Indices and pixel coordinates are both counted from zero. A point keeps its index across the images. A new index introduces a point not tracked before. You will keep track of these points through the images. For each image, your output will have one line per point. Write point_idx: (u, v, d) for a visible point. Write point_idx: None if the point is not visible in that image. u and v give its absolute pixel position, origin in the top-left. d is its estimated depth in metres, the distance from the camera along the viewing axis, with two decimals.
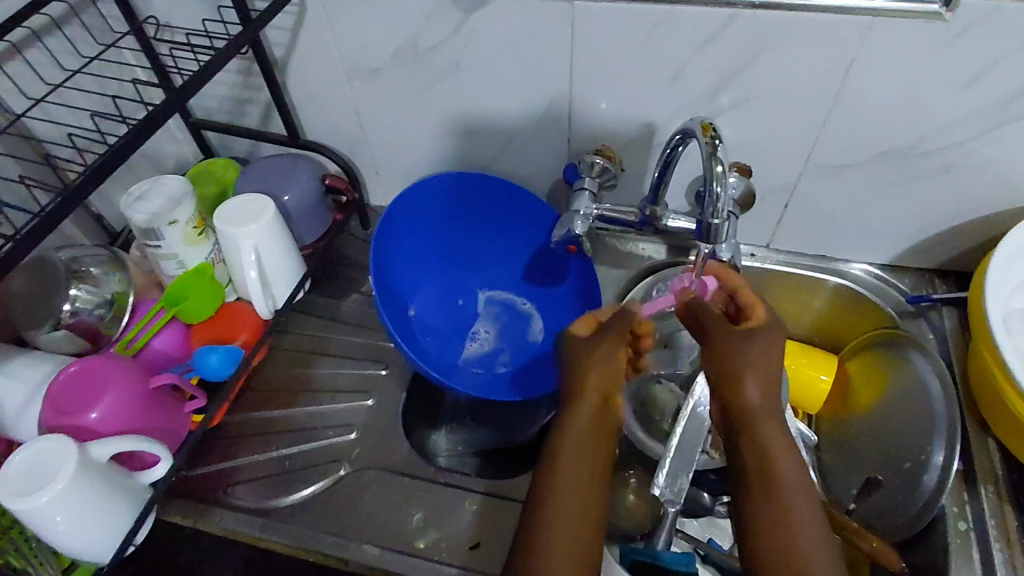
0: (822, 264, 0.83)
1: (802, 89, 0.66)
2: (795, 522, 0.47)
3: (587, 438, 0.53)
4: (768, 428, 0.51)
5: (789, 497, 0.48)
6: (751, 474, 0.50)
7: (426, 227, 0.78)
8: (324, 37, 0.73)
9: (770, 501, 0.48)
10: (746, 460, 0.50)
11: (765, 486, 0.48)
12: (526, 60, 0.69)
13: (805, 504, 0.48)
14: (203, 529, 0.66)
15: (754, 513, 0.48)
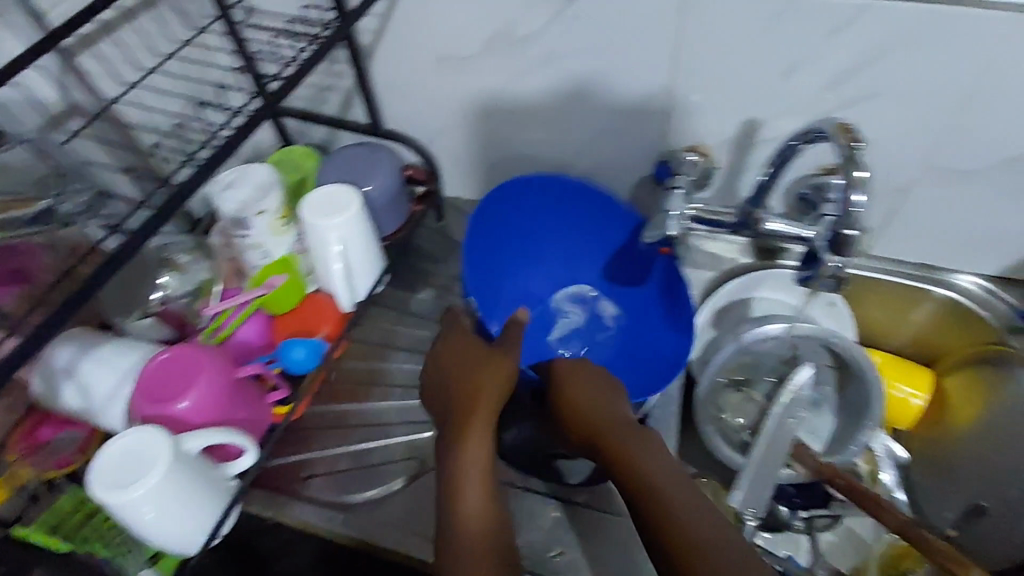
0: (924, 273, 0.77)
1: (931, 90, 0.61)
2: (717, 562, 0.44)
3: (484, 462, 0.56)
4: (645, 467, 0.53)
5: (709, 535, 0.46)
6: (651, 511, 0.49)
7: (505, 226, 0.76)
8: (414, 24, 0.70)
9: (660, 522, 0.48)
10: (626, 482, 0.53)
11: (699, 509, 0.48)
12: (626, 52, 0.66)
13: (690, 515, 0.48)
14: (281, 520, 0.66)
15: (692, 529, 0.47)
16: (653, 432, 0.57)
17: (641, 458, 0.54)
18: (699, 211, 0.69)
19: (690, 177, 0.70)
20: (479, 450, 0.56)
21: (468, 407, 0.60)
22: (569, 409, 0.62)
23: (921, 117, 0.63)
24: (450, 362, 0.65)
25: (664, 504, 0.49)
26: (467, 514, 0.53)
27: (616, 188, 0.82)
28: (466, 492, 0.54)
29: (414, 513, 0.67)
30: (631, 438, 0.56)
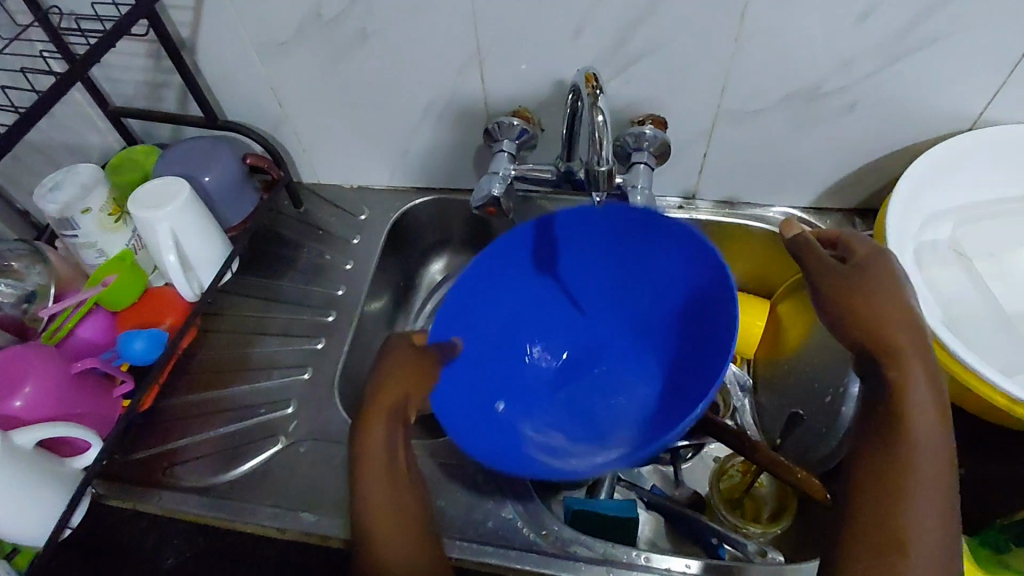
0: (745, 210, 0.83)
1: (704, 37, 0.66)
2: (916, 512, 0.46)
3: (386, 471, 0.54)
4: (924, 409, 0.48)
5: (925, 480, 0.47)
6: (895, 468, 0.48)
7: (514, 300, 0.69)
8: (227, 12, 0.71)
9: (883, 488, 0.47)
10: (896, 445, 0.48)
11: (901, 447, 0.48)
12: (430, 24, 0.69)
13: (929, 484, 0.47)
14: (143, 510, 0.67)
15: (909, 490, 0.47)
16: (932, 365, 0.49)
17: (915, 392, 0.49)
18: (524, 171, 0.73)
19: (513, 141, 0.74)
20: (379, 476, 0.54)
21: (366, 418, 0.56)
22: (843, 306, 0.52)
23: (703, 62, 0.68)
24: (365, 391, 0.58)
25: (931, 501, 0.47)
26: (380, 545, 0.52)
27: (458, 159, 0.85)
28: (381, 534, 0.52)
29: (268, 487, 0.68)
30: (889, 364, 0.50)
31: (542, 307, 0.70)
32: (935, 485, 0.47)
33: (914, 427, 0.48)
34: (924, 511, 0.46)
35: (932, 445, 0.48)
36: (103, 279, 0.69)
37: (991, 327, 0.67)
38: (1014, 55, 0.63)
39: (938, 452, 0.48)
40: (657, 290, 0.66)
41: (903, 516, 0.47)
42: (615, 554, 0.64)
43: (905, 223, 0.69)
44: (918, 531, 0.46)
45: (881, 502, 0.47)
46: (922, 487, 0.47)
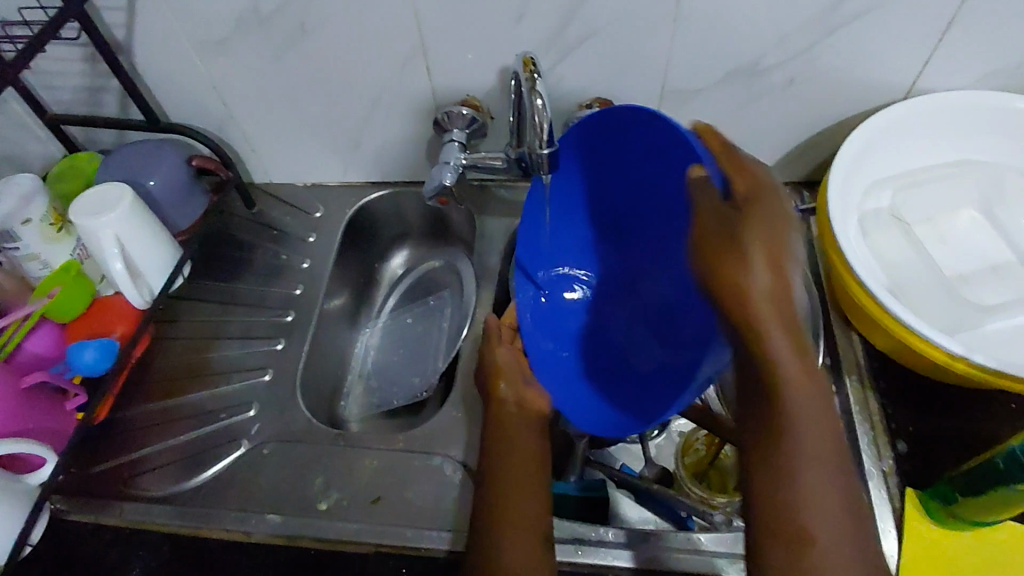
0: None
1: (643, 18, 0.66)
2: (807, 475, 0.42)
3: (531, 459, 0.59)
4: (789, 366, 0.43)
5: (825, 482, 0.42)
6: (813, 429, 0.43)
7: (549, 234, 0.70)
8: (161, 12, 0.70)
9: (772, 442, 0.43)
10: (765, 376, 0.44)
11: (773, 443, 0.43)
12: (370, 15, 0.68)
13: (815, 437, 0.43)
14: (103, 523, 0.66)
15: (775, 444, 0.43)
16: (782, 234, 0.44)
17: (776, 340, 0.43)
18: (475, 159, 0.73)
19: (463, 130, 0.75)
20: (530, 462, 0.58)
21: (495, 398, 0.64)
22: (702, 261, 0.46)
23: (644, 43, 0.69)
24: (483, 379, 0.66)
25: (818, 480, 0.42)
26: (515, 535, 0.54)
27: (410, 151, 0.85)
28: (513, 506, 0.55)
29: (233, 491, 0.67)
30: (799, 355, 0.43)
31: (616, 243, 0.70)
32: (818, 427, 0.43)
33: (781, 375, 0.43)
34: (807, 480, 0.42)
35: (818, 407, 0.43)
36: (49, 292, 0.68)
37: (933, 288, 0.69)
38: (941, 23, 0.65)
39: (819, 416, 0.43)
40: (671, 204, 0.61)
41: (795, 467, 0.42)
42: (583, 533, 0.65)
43: (847, 192, 0.71)
44: (811, 480, 0.42)
45: (783, 498, 0.42)
46: (816, 466, 0.42)
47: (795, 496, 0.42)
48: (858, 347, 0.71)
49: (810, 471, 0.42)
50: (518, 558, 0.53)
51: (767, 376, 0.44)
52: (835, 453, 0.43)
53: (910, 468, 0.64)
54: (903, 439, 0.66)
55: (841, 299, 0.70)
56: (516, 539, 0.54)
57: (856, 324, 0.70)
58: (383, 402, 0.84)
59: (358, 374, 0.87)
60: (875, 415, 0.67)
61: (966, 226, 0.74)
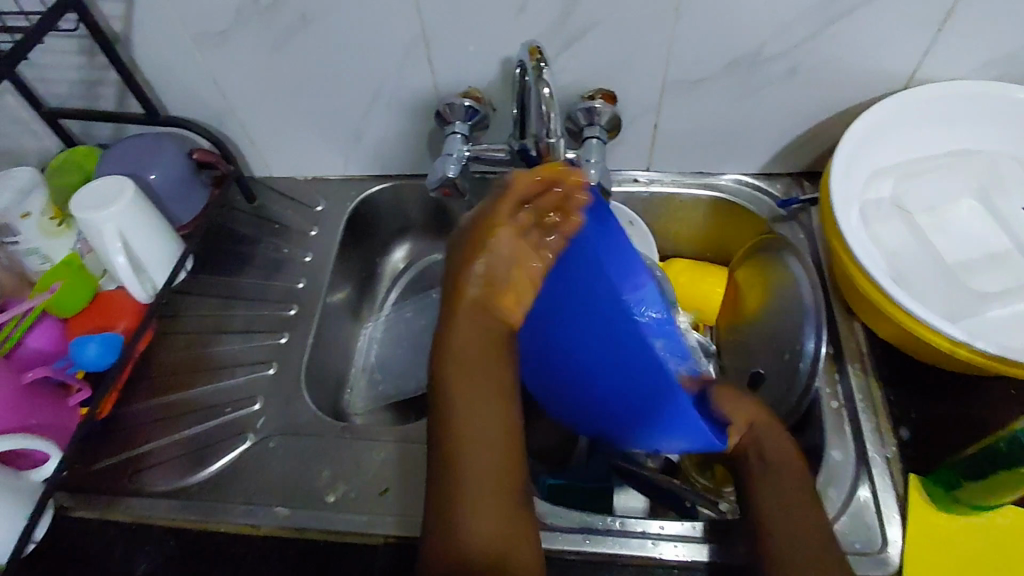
0: (700, 180, 0.85)
1: (646, 8, 0.66)
2: (784, 530, 0.57)
3: (493, 354, 0.56)
4: (784, 498, 0.59)
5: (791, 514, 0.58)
6: (756, 510, 0.59)
7: (554, 341, 0.66)
8: (159, 3, 0.69)
9: (773, 502, 0.59)
10: (753, 516, 0.59)
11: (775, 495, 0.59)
12: (372, 5, 0.68)
13: (802, 513, 0.57)
14: (110, 518, 0.66)
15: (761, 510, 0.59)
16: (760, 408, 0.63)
17: (772, 437, 0.61)
18: (479, 151, 0.73)
19: (465, 122, 0.74)
20: (485, 423, 0.53)
21: (452, 338, 0.56)
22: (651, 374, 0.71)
23: (647, 33, 0.69)
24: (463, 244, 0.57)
25: (789, 528, 0.57)
26: (474, 509, 0.50)
27: (412, 144, 0.84)
28: (472, 473, 0.51)
29: (240, 485, 0.67)
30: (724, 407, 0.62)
31: (577, 321, 0.63)
32: (793, 525, 0.57)
33: (761, 516, 0.58)
34: (778, 529, 0.57)
35: (784, 516, 0.58)
36: (50, 287, 0.67)
37: (934, 276, 0.70)
38: (941, 12, 0.65)
39: (784, 497, 0.59)
40: (601, 303, 0.61)
41: (769, 523, 0.58)
42: (592, 521, 0.65)
43: (849, 182, 0.72)
44: (780, 532, 0.57)
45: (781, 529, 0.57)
46: (783, 513, 0.58)
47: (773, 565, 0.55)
48: (860, 336, 0.72)
49: (781, 524, 0.57)
50: (481, 471, 0.51)
51: (753, 475, 0.61)
52: (827, 545, 0.55)
53: (912, 454, 0.65)
54: (905, 426, 0.66)
55: (845, 285, 0.72)
56: (481, 511, 0.50)
57: (859, 312, 0.71)
58: (388, 395, 0.84)
59: (362, 367, 0.87)
60: (877, 403, 0.68)
61: (967, 215, 0.74)
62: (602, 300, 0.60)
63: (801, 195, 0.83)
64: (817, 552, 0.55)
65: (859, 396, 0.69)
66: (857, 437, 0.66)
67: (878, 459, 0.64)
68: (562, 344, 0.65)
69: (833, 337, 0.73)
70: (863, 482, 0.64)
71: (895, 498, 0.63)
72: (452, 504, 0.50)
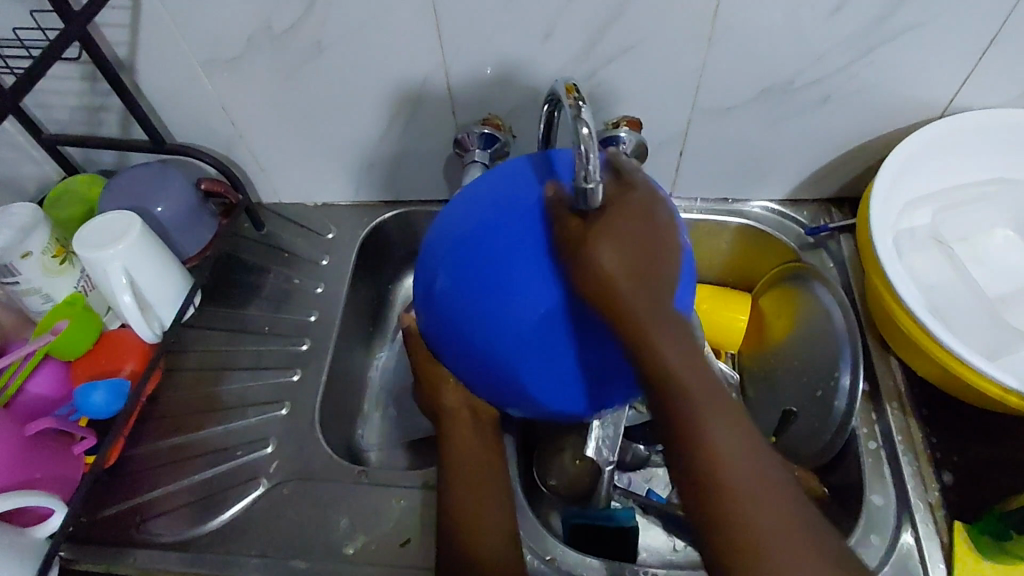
0: (725, 207, 0.83)
1: (675, 37, 0.64)
2: (754, 509, 0.40)
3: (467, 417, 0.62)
4: (730, 447, 0.42)
5: (742, 456, 0.42)
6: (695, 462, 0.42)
7: (481, 312, 0.47)
8: (166, 30, 0.66)
9: (704, 444, 0.42)
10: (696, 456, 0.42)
11: (693, 450, 0.42)
12: (390, 33, 0.65)
13: (745, 461, 0.42)
14: (117, 572, 0.63)
15: (690, 453, 0.42)
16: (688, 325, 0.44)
17: (666, 351, 0.42)
18: None
19: (484, 151, 0.71)
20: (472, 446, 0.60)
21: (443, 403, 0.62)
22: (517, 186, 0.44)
23: (676, 61, 0.66)
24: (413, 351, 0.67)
25: (733, 482, 0.41)
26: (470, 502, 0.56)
27: (426, 170, 0.81)
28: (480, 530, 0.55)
29: (253, 534, 0.64)
30: (638, 225, 0.45)
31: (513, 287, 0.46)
32: (752, 480, 0.41)
33: (710, 454, 0.42)
34: (723, 489, 0.41)
35: (730, 447, 0.42)
36: (54, 327, 0.64)
37: (974, 311, 0.67)
38: (982, 42, 0.63)
39: (737, 445, 0.42)
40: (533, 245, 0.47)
41: (722, 471, 0.41)
42: (622, 574, 0.62)
43: (886, 214, 0.69)
44: (736, 479, 0.41)
45: (740, 520, 0.40)
46: (730, 460, 0.41)
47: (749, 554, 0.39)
48: (897, 373, 0.70)
49: (735, 465, 0.41)
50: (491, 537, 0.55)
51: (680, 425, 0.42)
52: (788, 510, 0.40)
53: (955, 499, 0.62)
54: (947, 470, 0.64)
55: (882, 321, 0.69)
56: (473, 510, 0.56)
57: (897, 349, 0.68)
58: (403, 431, 0.81)
59: (375, 400, 0.84)
60: (918, 445, 0.65)
61: (1000, 244, 0.72)
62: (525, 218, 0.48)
63: (830, 223, 0.80)
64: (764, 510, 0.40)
65: (899, 437, 0.66)
66: (898, 481, 0.64)
67: (921, 505, 0.62)
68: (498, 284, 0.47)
69: (869, 374, 0.70)
70: (906, 529, 0.61)
71: (940, 547, 0.60)
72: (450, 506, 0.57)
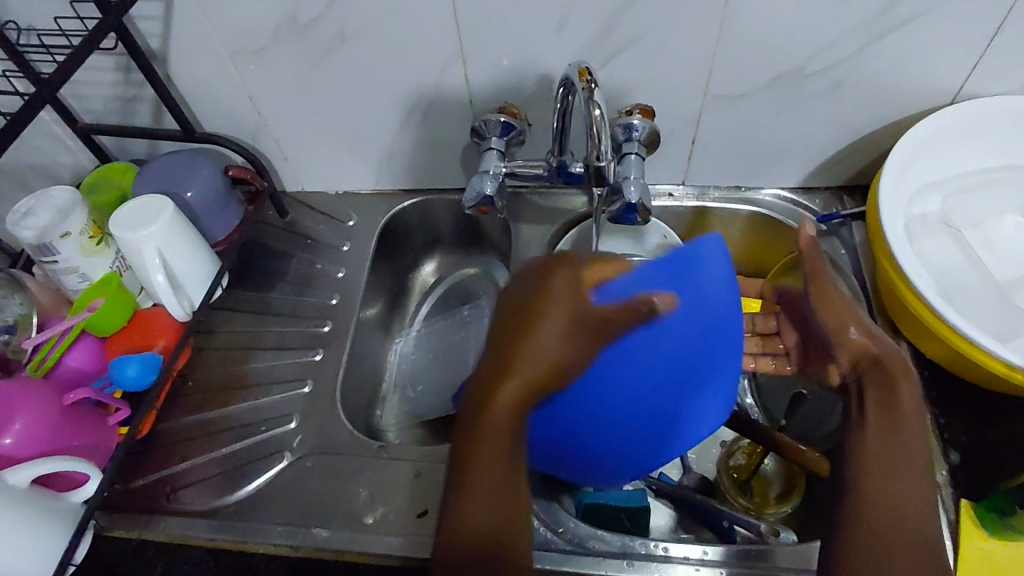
0: (738, 195, 0.84)
1: (686, 25, 0.65)
2: (896, 535, 0.49)
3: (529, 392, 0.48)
4: (912, 444, 0.53)
5: (898, 451, 0.52)
6: (876, 458, 0.53)
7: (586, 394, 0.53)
8: (198, 22, 0.69)
9: (886, 427, 0.53)
10: (851, 445, 0.54)
11: (888, 464, 0.52)
12: (410, 24, 0.68)
13: (920, 445, 0.53)
14: (149, 539, 0.65)
15: (865, 443, 0.53)
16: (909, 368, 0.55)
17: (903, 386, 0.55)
18: (515, 168, 0.73)
19: (499, 137, 0.73)
20: (518, 438, 0.48)
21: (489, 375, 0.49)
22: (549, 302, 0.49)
23: (690, 45, 0.67)
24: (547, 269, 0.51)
25: (887, 491, 0.51)
26: (487, 496, 0.48)
27: (444, 158, 0.83)
28: (473, 490, 0.48)
29: (276, 506, 0.67)
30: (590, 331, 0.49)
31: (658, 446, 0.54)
32: (886, 513, 0.50)
33: (863, 446, 0.53)
34: (885, 478, 0.52)
35: (882, 450, 0.53)
36: (91, 304, 0.67)
37: (984, 296, 0.68)
38: (994, 26, 0.63)
39: (890, 452, 0.52)
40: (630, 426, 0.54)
41: (897, 473, 0.52)
42: (633, 547, 0.64)
43: (897, 197, 0.70)
44: (907, 494, 0.51)
45: (886, 496, 0.51)
46: (889, 435, 0.53)
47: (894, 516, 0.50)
48: (907, 355, 0.70)
49: (918, 472, 0.52)
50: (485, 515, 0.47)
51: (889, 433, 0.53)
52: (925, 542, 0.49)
53: (963, 478, 0.63)
54: (955, 450, 0.65)
55: (891, 304, 0.69)
56: (478, 491, 0.48)
57: (905, 332, 0.69)
58: (420, 413, 0.83)
59: (393, 382, 0.86)
60: (927, 426, 0.66)
61: (1012, 230, 0.73)
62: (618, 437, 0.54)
63: (842, 211, 0.81)
64: (906, 522, 0.50)
65: None
66: None
67: None
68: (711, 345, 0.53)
69: None
70: None
71: (948, 526, 0.61)
72: (464, 470, 0.48)
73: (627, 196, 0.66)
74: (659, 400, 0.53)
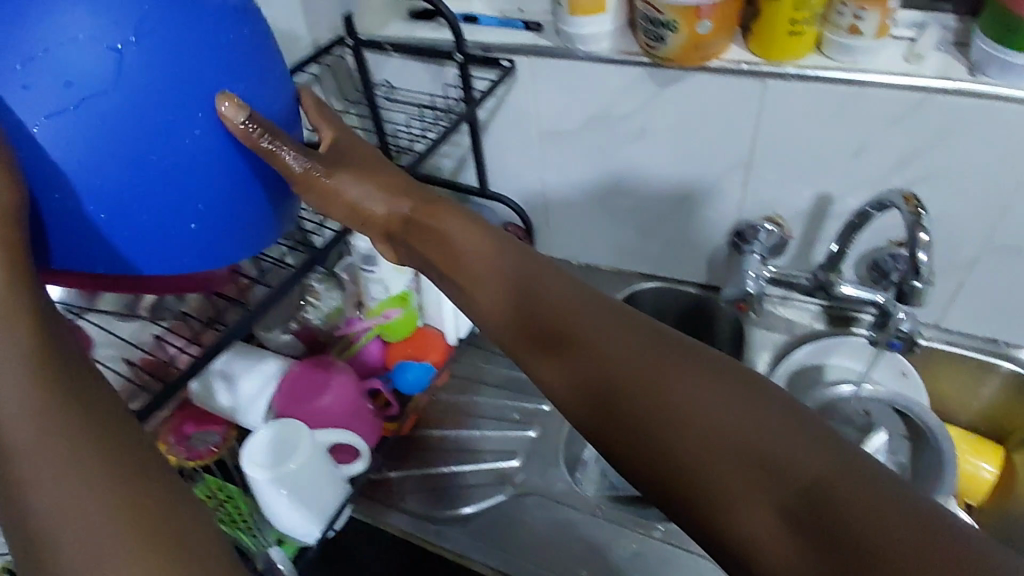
0: (996, 349, 0.81)
1: (987, 172, 0.68)
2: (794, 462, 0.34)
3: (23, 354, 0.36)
4: (684, 402, 0.38)
5: (707, 397, 0.38)
6: (657, 436, 0.38)
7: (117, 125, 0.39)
8: (527, 102, 0.83)
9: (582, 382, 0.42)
10: (610, 415, 0.40)
11: (706, 466, 0.36)
12: (710, 131, 0.76)
13: (715, 397, 0.38)
14: (379, 527, 0.72)
15: (709, 418, 0.37)
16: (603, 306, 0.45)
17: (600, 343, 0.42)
18: (776, 274, 0.79)
19: (765, 244, 0.78)
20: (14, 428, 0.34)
21: None
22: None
23: (985, 191, 0.69)
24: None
25: (757, 439, 0.36)
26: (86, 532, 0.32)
27: (693, 252, 0.89)
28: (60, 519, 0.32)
29: (497, 534, 0.71)
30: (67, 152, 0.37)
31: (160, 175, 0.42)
32: (751, 465, 0.35)
33: (678, 417, 0.38)
34: (742, 444, 0.36)
35: (693, 396, 0.38)
36: (386, 313, 0.81)
37: None
38: None
39: (710, 386, 0.38)
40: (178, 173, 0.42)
41: (740, 436, 0.36)
42: None
43: None
44: (770, 446, 0.35)
45: (751, 440, 0.36)
46: (662, 380, 0.39)
47: (765, 473, 0.35)
48: None
49: (730, 423, 0.37)
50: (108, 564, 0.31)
51: (612, 362, 0.41)
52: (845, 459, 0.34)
53: None
54: None
55: None
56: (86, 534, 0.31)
57: None
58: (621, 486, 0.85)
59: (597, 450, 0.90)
60: None
61: None
62: (201, 171, 0.43)
63: None
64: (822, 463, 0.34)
65: None
66: None
67: None
68: (239, 152, 0.45)
69: None
70: None
71: None
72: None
73: (897, 327, 0.70)
74: (177, 132, 0.41)
